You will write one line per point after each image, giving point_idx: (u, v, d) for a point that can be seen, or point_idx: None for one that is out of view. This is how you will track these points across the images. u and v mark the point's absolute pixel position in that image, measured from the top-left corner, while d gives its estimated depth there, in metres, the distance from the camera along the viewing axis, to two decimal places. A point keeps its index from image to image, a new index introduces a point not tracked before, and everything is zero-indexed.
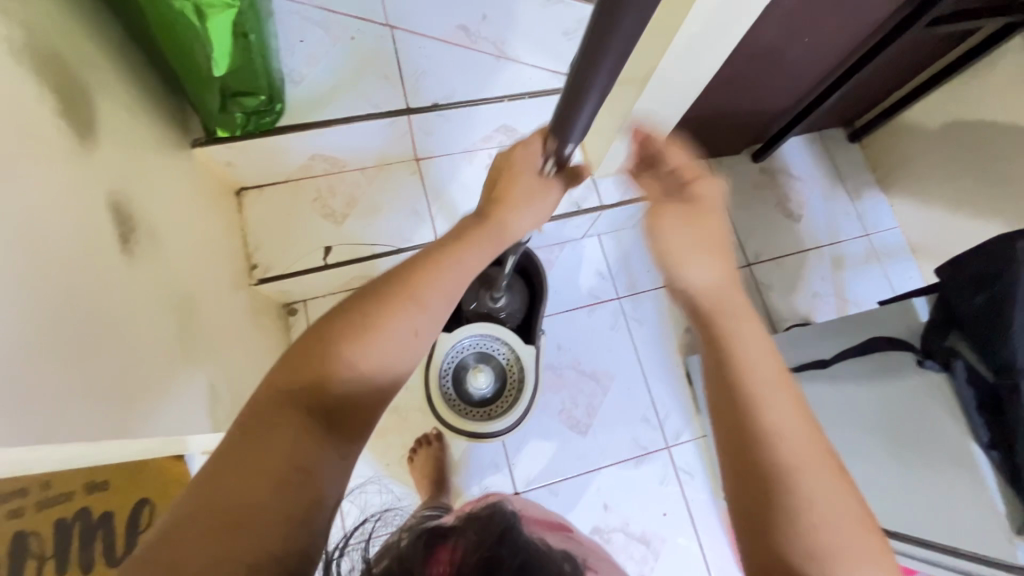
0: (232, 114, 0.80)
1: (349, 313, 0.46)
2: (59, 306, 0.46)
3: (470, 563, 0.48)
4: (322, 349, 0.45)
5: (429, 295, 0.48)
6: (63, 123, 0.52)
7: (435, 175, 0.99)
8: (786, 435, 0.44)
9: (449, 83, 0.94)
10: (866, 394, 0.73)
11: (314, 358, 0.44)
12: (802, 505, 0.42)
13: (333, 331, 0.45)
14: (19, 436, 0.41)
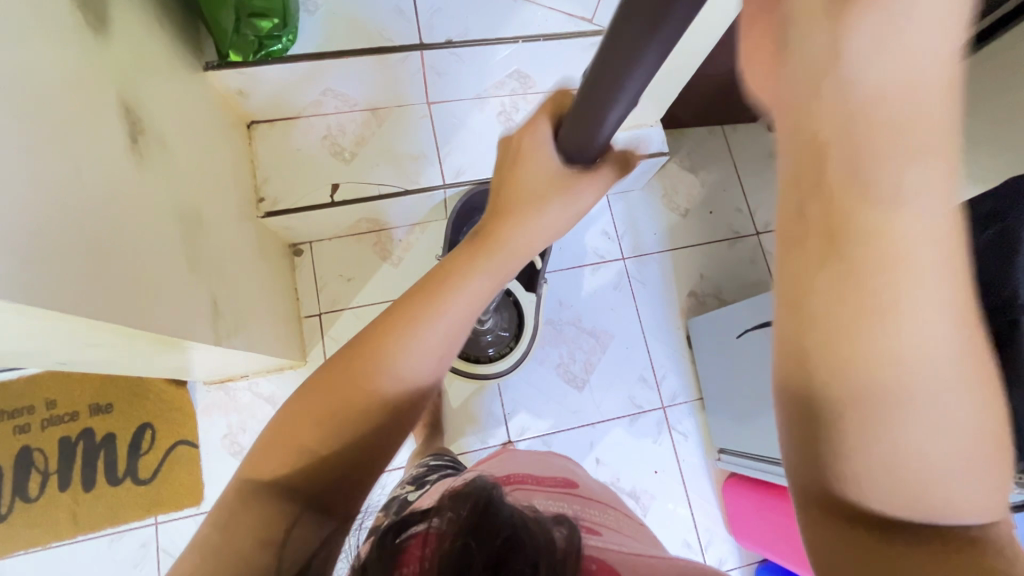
0: (245, 37, 0.80)
1: (335, 383, 0.49)
2: (63, 180, 0.47)
3: (441, 553, 0.40)
4: (297, 429, 0.47)
5: (394, 366, 0.49)
6: (74, 11, 0.53)
7: (446, 121, 1.01)
8: (905, 352, 0.28)
9: (464, 21, 0.92)
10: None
11: (290, 435, 0.47)
12: (900, 442, 0.30)
13: (306, 413, 0.48)
14: (27, 296, 0.42)
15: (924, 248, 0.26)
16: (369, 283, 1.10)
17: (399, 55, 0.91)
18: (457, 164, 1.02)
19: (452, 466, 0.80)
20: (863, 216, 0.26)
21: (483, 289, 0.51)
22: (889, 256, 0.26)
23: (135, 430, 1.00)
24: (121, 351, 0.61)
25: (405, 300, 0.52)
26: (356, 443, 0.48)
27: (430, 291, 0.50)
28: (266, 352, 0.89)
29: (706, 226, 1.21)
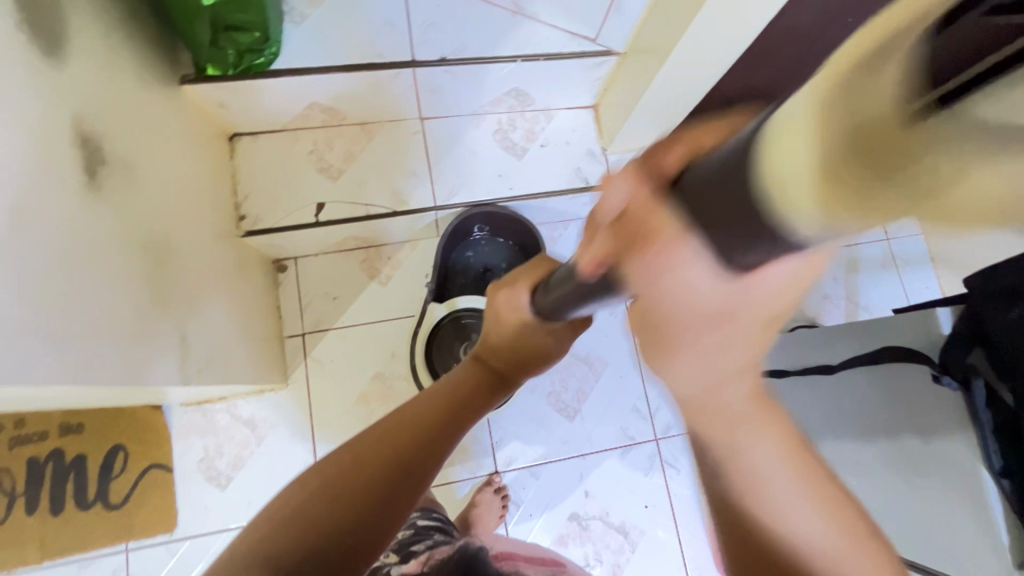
0: (224, 51, 0.75)
1: (360, 446, 0.48)
2: (2, 231, 0.42)
3: None
4: (345, 464, 0.47)
5: (416, 436, 0.50)
6: (26, 35, 0.48)
7: (439, 138, 0.97)
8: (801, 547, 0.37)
9: (460, 38, 0.86)
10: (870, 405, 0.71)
11: (337, 468, 0.46)
12: None
13: (355, 453, 0.47)
14: None
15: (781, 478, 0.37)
16: (356, 303, 1.06)
17: (391, 72, 0.86)
18: (449, 185, 0.97)
19: (439, 526, 0.80)
20: (731, 445, 0.36)
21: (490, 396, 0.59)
22: (757, 480, 0.37)
23: (106, 452, 0.95)
24: (74, 400, 0.57)
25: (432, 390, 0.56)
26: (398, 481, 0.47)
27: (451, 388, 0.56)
28: (244, 381, 0.85)
29: None
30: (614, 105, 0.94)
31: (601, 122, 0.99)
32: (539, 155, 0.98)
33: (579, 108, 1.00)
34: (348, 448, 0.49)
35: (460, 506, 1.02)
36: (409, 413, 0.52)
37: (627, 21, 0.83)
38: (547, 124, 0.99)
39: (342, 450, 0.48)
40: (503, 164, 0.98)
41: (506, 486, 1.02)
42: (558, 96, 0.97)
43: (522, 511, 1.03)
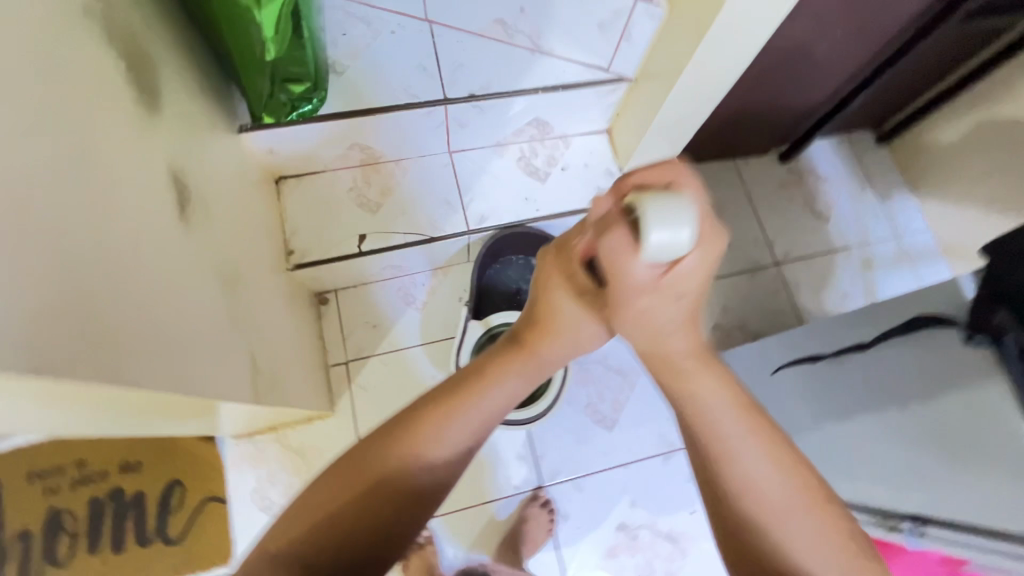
0: (278, 100, 0.83)
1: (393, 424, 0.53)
2: (124, 257, 0.48)
3: None
4: (357, 466, 0.50)
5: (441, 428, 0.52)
6: (132, 92, 0.56)
7: (467, 168, 1.04)
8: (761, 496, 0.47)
9: (484, 76, 0.94)
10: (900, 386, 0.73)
11: (353, 466, 0.50)
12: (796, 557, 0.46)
13: (364, 453, 0.51)
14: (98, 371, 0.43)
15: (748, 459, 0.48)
16: (395, 329, 1.10)
17: (423, 110, 0.94)
18: (479, 210, 1.04)
19: None
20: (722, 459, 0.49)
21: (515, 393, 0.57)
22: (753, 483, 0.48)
23: (164, 487, 1.00)
24: (159, 419, 0.61)
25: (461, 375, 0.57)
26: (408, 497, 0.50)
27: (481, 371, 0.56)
28: (299, 405, 0.89)
29: (726, 259, 1.22)
30: (627, 127, 1.01)
31: (616, 143, 1.07)
32: (561, 178, 1.05)
33: (594, 133, 1.08)
34: (362, 446, 0.52)
35: (507, 523, 1.03)
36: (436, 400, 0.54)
37: (635, 49, 0.92)
38: (565, 149, 1.07)
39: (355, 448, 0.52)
40: (527, 187, 1.04)
41: (552, 500, 1.04)
42: (575, 123, 1.05)
43: (569, 525, 1.04)
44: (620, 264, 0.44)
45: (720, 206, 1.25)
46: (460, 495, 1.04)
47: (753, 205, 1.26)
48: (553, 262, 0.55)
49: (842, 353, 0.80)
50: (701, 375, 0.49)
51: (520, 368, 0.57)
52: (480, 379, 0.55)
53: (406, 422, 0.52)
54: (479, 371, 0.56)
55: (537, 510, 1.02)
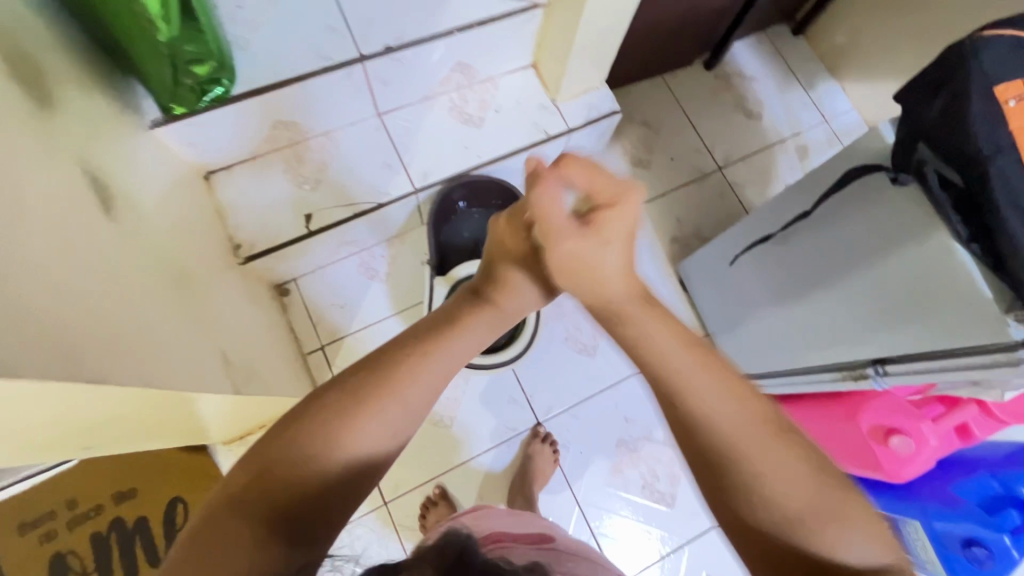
0: (186, 88, 0.78)
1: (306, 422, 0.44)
2: (58, 260, 0.46)
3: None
4: (291, 445, 0.43)
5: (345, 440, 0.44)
6: (22, 90, 0.52)
7: (400, 128, 1.02)
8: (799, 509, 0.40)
9: (396, 25, 0.92)
10: (825, 241, 0.77)
11: (293, 447, 0.43)
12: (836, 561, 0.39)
13: (322, 410, 0.44)
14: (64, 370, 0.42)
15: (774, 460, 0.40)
16: (362, 306, 1.09)
17: (340, 73, 0.91)
18: (422, 167, 1.02)
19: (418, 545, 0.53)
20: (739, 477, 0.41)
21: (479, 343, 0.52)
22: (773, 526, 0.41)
23: (165, 505, 0.99)
24: (137, 427, 0.60)
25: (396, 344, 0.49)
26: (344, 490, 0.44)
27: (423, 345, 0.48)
28: (282, 395, 0.88)
29: (671, 173, 1.25)
30: (551, 57, 1.01)
31: (544, 76, 1.06)
32: (497, 121, 1.04)
33: (519, 70, 1.07)
34: (297, 411, 0.45)
35: (512, 466, 1.06)
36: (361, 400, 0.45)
37: None
38: (494, 91, 1.05)
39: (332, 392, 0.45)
40: (466, 136, 1.03)
41: (551, 433, 1.07)
42: (500, 60, 1.04)
43: (572, 452, 1.08)
44: (543, 198, 0.49)
45: (657, 122, 1.27)
46: (461, 450, 1.06)
47: (688, 115, 1.28)
48: (506, 227, 0.54)
49: (788, 224, 0.83)
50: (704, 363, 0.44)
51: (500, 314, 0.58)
52: (451, 333, 0.50)
53: (378, 369, 0.46)
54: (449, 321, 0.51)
55: (540, 446, 1.04)
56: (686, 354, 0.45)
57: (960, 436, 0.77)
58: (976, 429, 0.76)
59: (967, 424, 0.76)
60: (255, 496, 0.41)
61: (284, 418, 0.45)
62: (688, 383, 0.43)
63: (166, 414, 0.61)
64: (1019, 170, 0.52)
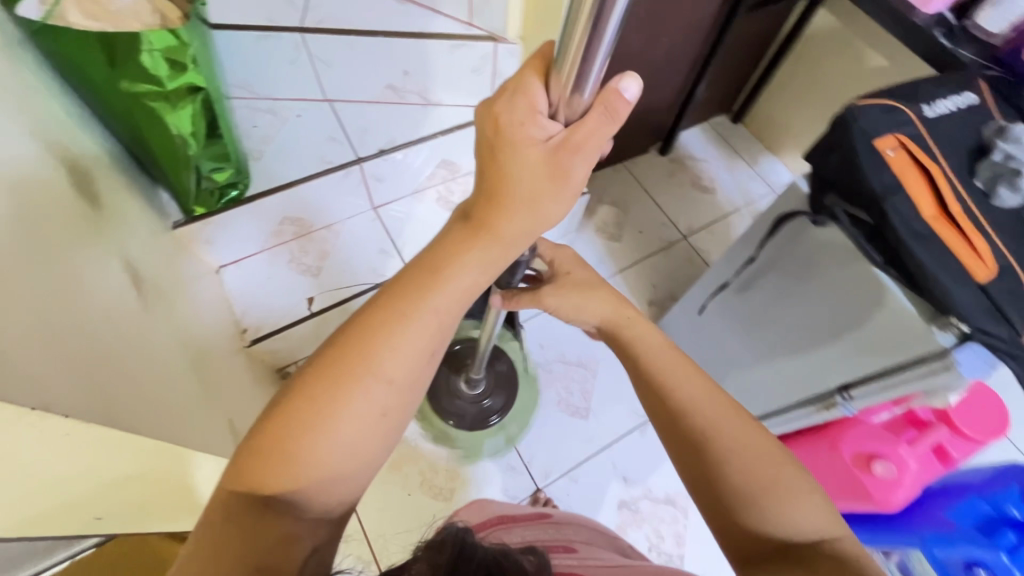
0: (205, 190, 0.90)
1: (278, 431, 0.45)
2: (96, 330, 0.53)
3: None
4: (268, 448, 0.45)
5: (313, 446, 0.45)
6: (76, 193, 0.62)
7: (393, 219, 1.14)
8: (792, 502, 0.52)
9: (389, 132, 1.08)
10: (774, 284, 0.84)
11: (259, 468, 0.44)
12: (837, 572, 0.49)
13: (287, 435, 0.45)
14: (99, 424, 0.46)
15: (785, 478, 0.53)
16: None
17: (341, 172, 1.06)
18: (414, 248, 1.13)
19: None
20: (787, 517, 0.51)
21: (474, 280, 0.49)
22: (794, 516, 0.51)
23: None
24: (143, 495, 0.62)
25: (361, 330, 0.48)
26: (377, 445, 0.48)
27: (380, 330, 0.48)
28: None
29: (641, 244, 1.37)
30: None
31: None
32: None
33: None
34: (260, 439, 0.45)
35: None
36: (316, 399, 0.46)
37: None
38: (475, 182, 1.17)
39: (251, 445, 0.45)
40: (452, 222, 1.15)
41: (552, 499, 1.07)
42: (477, 152, 1.16)
43: None
44: None
45: (624, 202, 1.42)
46: None
47: (650, 194, 1.44)
48: None
49: (740, 268, 0.89)
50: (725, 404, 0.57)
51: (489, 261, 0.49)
52: (416, 300, 0.48)
53: (337, 372, 0.47)
54: (432, 270, 0.49)
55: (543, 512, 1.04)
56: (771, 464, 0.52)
57: (939, 458, 0.81)
58: (952, 449, 0.80)
59: (942, 445, 0.80)
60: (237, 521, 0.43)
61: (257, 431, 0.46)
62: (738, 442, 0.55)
63: (174, 485, 0.63)
64: (908, 206, 0.63)
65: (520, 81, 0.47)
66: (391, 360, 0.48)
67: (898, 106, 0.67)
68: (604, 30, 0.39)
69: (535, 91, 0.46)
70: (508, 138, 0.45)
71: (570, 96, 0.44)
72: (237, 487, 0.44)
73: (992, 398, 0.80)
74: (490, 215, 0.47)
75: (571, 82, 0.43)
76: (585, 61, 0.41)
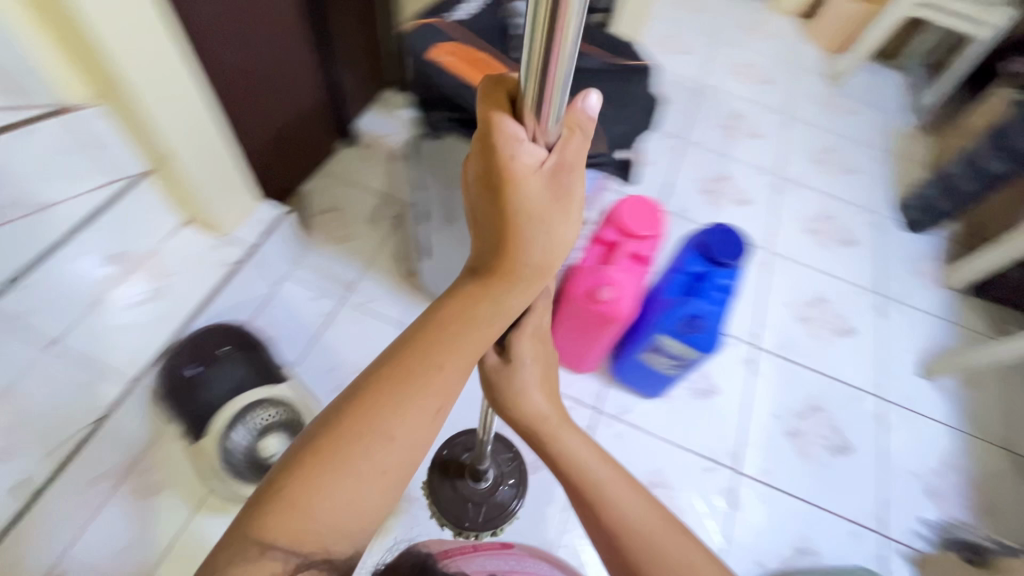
0: None
1: (299, 481, 0.47)
2: None
3: None
4: (296, 494, 0.47)
5: (323, 494, 0.47)
6: None
7: (85, 343, 0.99)
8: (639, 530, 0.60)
9: (13, 257, 0.88)
10: (464, 208, 0.94)
11: (284, 507, 0.47)
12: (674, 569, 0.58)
13: (299, 477, 0.47)
14: None
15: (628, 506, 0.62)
16: (158, 527, 1.01)
17: None
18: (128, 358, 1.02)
19: None
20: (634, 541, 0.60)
21: (459, 356, 0.54)
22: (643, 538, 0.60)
23: None
24: None
25: (373, 390, 0.51)
26: (383, 502, 0.50)
27: (383, 400, 0.50)
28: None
29: (374, 231, 1.41)
30: (197, 202, 1.07)
31: (201, 223, 1.13)
32: (179, 282, 1.09)
33: (177, 231, 1.12)
34: (285, 482, 0.48)
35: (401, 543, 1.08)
36: (324, 455, 0.48)
37: (123, 148, 0.94)
38: (163, 260, 1.09)
39: (270, 481, 0.48)
40: (154, 310, 1.06)
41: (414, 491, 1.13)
42: (147, 230, 1.06)
43: None
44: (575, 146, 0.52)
45: (339, 203, 1.44)
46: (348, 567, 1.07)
47: (359, 184, 1.47)
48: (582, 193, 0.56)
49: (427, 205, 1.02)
50: (570, 434, 0.67)
51: (476, 322, 0.54)
52: (420, 364, 0.52)
53: (346, 431, 0.49)
54: (434, 341, 0.53)
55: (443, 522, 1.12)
56: (599, 468, 0.65)
57: (637, 261, 1.02)
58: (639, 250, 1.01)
59: (633, 251, 1.02)
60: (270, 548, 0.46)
61: (270, 487, 0.48)
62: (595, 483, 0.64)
63: None
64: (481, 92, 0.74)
65: (501, 108, 0.51)
66: (397, 423, 0.50)
67: (435, 20, 0.77)
68: (563, 45, 0.42)
69: (509, 121, 0.50)
70: (511, 163, 0.50)
71: (542, 119, 0.48)
72: (268, 526, 0.46)
73: (640, 201, 1.06)
74: (520, 236, 0.52)
75: (535, 107, 0.47)
76: (553, 76, 0.44)
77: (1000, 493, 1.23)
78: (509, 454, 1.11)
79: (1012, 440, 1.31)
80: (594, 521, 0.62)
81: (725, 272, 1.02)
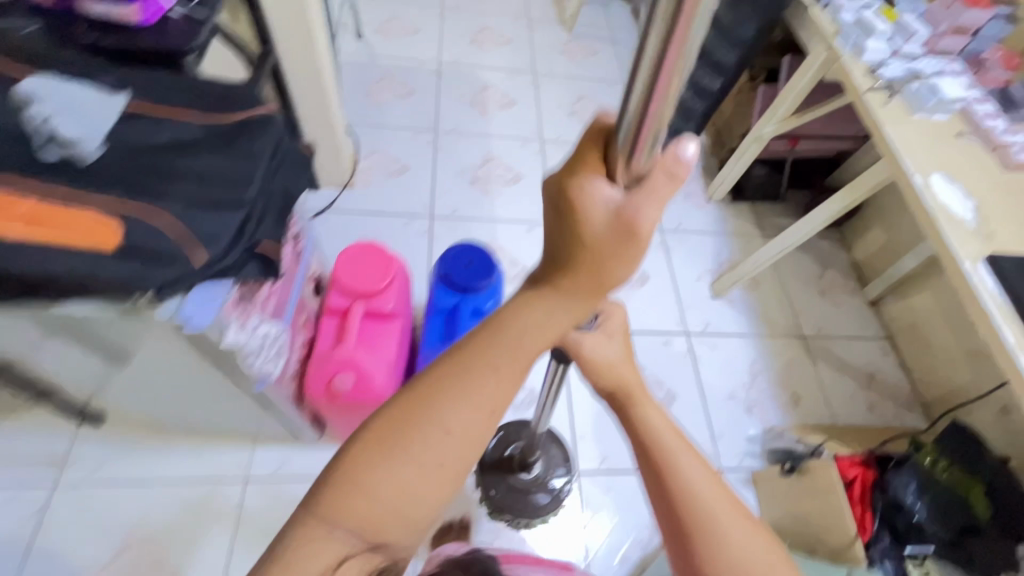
0: None
1: (360, 454, 0.44)
2: None
3: None
4: (355, 464, 0.44)
5: (381, 483, 0.43)
6: None
7: None
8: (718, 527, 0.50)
9: None
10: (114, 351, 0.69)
11: (337, 494, 0.43)
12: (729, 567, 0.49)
13: (361, 457, 0.44)
14: None
15: (705, 492, 0.51)
16: None
17: None
18: None
19: None
20: (698, 523, 0.50)
21: (537, 343, 0.45)
22: (720, 536, 0.49)
23: None
24: None
25: (434, 376, 0.45)
26: (438, 497, 0.45)
27: (445, 385, 0.45)
28: None
29: None
30: None
31: None
32: None
33: None
34: (344, 459, 0.45)
35: None
36: (383, 452, 0.44)
37: None
38: None
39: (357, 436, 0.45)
40: None
41: None
42: None
43: None
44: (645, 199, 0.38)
45: None
46: None
47: None
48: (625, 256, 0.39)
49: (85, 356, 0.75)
50: (644, 404, 0.58)
51: (553, 302, 0.43)
52: (492, 341, 0.45)
53: (407, 415, 0.45)
54: (500, 329, 0.45)
55: None
56: (675, 438, 0.55)
57: (379, 318, 0.88)
58: (374, 306, 0.87)
59: (369, 309, 0.87)
60: (314, 544, 0.43)
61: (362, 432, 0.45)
62: (664, 455, 0.53)
63: None
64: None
65: (584, 161, 0.39)
66: (452, 413, 0.44)
67: None
68: (670, 83, 0.33)
69: (592, 176, 0.38)
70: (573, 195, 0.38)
71: (636, 156, 0.37)
72: (319, 510, 0.43)
73: (364, 248, 0.88)
74: (589, 267, 0.40)
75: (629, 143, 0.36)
76: (650, 118, 0.35)
77: (798, 377, 1.34)
78: (564, 458, 1.12)
79: (796, 323, 1.44)
80: (655, 484, 0.53)
81: (479, 297, 0.91)
